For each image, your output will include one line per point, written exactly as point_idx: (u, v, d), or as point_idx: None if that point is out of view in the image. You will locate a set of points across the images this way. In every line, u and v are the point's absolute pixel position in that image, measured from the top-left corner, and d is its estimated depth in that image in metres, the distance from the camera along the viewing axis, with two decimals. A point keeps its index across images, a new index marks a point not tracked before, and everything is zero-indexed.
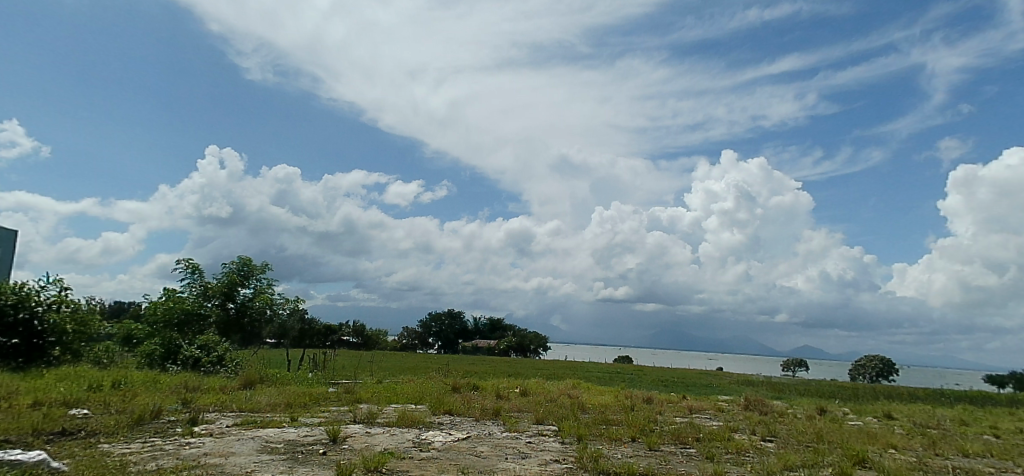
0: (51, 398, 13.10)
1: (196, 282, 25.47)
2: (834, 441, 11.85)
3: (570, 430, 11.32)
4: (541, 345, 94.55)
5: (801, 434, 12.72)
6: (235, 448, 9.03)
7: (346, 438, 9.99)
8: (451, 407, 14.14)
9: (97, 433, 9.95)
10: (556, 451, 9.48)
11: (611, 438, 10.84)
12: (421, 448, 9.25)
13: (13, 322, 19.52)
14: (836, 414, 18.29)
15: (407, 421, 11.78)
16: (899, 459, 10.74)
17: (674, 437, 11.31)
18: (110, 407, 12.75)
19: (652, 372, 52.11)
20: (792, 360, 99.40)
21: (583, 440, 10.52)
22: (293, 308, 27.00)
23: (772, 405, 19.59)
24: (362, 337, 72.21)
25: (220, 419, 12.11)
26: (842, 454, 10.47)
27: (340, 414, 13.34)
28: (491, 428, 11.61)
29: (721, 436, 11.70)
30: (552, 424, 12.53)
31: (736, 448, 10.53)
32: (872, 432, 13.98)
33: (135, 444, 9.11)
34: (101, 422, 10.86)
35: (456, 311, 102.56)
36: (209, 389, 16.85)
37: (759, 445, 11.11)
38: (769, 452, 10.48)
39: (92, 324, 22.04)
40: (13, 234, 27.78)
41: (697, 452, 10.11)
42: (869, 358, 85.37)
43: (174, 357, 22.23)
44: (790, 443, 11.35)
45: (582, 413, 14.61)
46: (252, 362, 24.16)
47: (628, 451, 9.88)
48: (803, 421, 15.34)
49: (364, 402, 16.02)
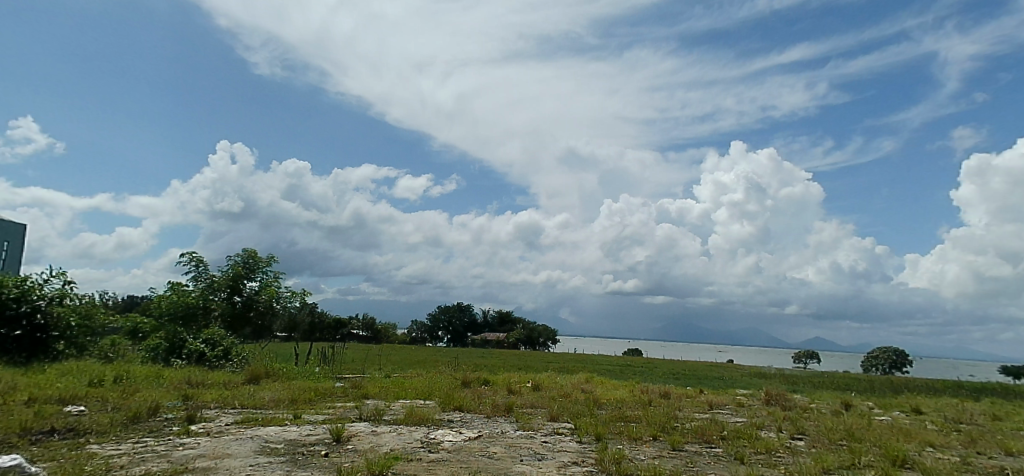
0: (47, 395, 12.61)
1: (202, 275, 25.04)
2: (866, 438, 11.22)
3: (588, 429, 10.67)
4: (551, 338, 94.26)
5: (830, 431, 12.06)
6: (232, 449, 8.46)
7: (350, 438, 9.42)
8: (461, 403, 13.54)
9: (87, 433, 9.41)
10: (574, 452, 8.83)
11: (632, 437, 10.20)
12: (431, 450, 8.65)
13: (17, 315, 19.12)
14: (861, 408, 17.59)
15: (414, 418, 11.19)
16: (942, 458, 10.03)
17: (697, 436, 10.68)
18: (108, 404, 12.27)
19: (662, 365, 51.45)
20: (803, 352, 98.24)
21: (602, 440, 9.88)
22: (301, 301, 26.50)
23: (795, 400, 18.81)
24: (373, 330, 72.08)
25: (220, 417, 11.53)
26: (881, 454, 9.73)
27: (345, 412, 12.72)
28: (504, 426, 11.00)
29: (748, 434, 11.04)
30: (567, 422, 11.88)
31: (766, 448, 9.87)
32: (903, 428, 13.30)
33: (126, 445, 8.57)
34: (94, 419, 10.35)
35: (465, 305, 101.90)
36: (212, 384, 16.35)
37: (789, 444, 10.46)
38: (802, 452, 9.80)
39: (97, 318, 21.62)
40: (24, 227, 27.57)
41: (725, 453, 9.44)
42: (882, 350, 84.29)
43: (179, 351, 21.79)
44: (823, 442, 10.67)
45: (597, 409, 14.01)
46: (259, 356, 23.70)
47: (651, 451, 9.23)
48: (829, 417, 14.65)
49: (372, 397, 15.44)
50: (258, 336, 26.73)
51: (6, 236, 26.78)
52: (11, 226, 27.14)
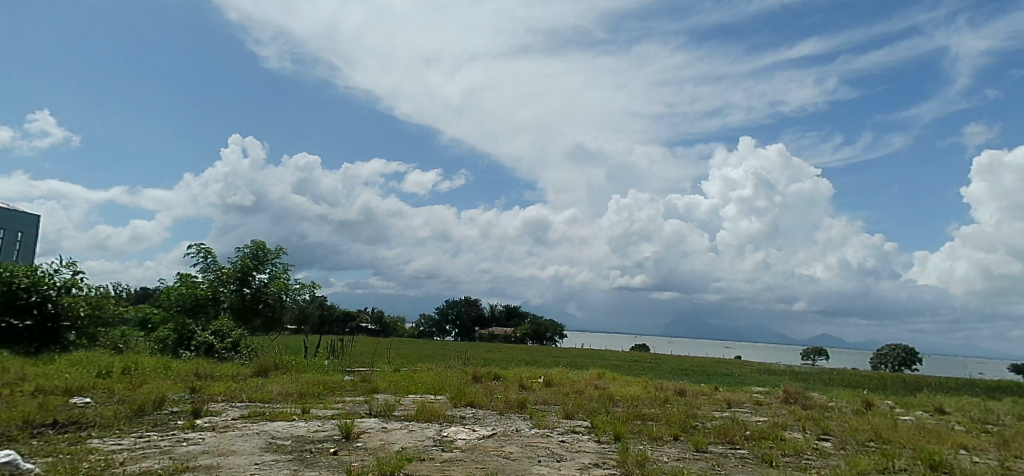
0: (52, 386, 12.30)
1: (211, 266, 24.76)
2: (898, 440, 10.77)
3: (606, 427, 10.26)
4: (558, 333, 93.84)
5: (856, 431, 11.60)
6: (236, 445, 8.10)
7: (360, 434, 9.07)
8: (473, 399, 13.17)
9: (90, 427, 9.07)
10: (594, 452, 8.42)
11: (652, 437, 9.77)
12: (444, 448, 8.29)
13: (26, 305, 18.94)
14: (884, 408, 17.06)
15: (426, 415, 10.82)
16: (979, 462, 9.56)
17: (719, 436, 10.27)
18: (114, 395, 11.99)
19: (670, 361, 51.01)
20: (811, 349, 97.63)
21: (622, 439, 9.46)
22: (310, 293, 26.20)
23: (814, 398, 18.32)
24: (381, 324, 71.88)
25: (227, 411, 11.17)
26: (915, 457, 9.26)
27: (355, 407, 12.36)
28: (518, 423, 10.64)
29: (772, 434, 10.61)
30: (583, 420, 11.47)
31: (794, 449, 9.44)
32: (931, 429, 12.83)
33: (128, 440, 8.23)
34: (98, 412, 10.03)
35: (472, 299, 101.65)
36: (221, 377, 16.05)
37: (817, 446, 10.01)
38: (832, 455, 9.36)
39: (107, 308, 21.35)
40: (36, 219, 27.36)
41: (752, 455, 9.02)
42: (891, 347, 83.47)
43: (187, 343, 21.54)
44: (851, 444, 10.24)
45: (613, 407, 13.57)
46: (267, 349, 23.46)
47: (674, 453, 8.82)
48: (853, 417, 14.16)
49: (381, 392, 15.12)
50: (269, 327, 26.47)
51: (18, 226, 26.60)
52: (23, 217, 26.94)
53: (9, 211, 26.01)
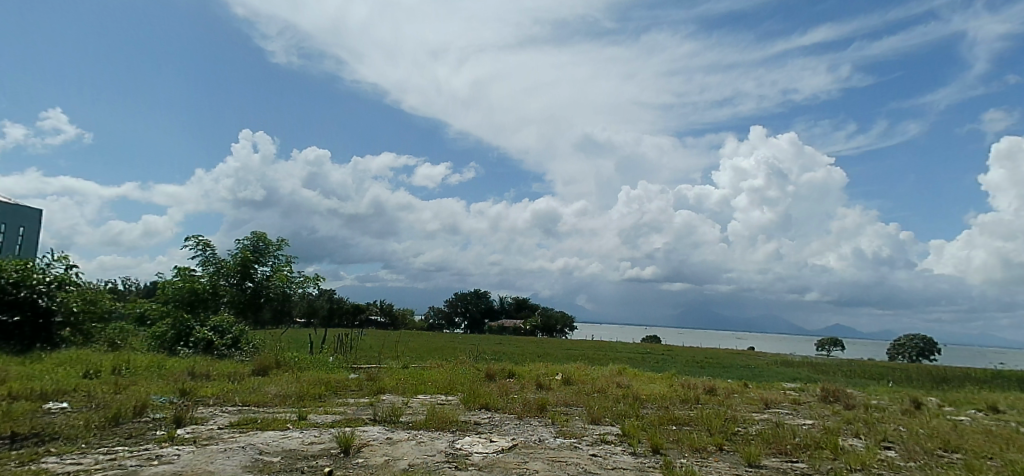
0: (28, 389, 11.26)
1: (208, 259, 23.67)
2: (971, 448, 9.50)
3: (639, 436, 9.06)
4: (569, 325, 92.59)
5: (920, 438, 10.32)
6: (215, 464, 6.94)
7: (361, 448, 7.90)
8: (487, 400, 11.99)
9: (52, 441, 7.97)
10: (632, 470, 7.20)
11: (694, 448, 8.60)
12: (457, 466, 7.10)
13: (16, 300, 17.96)
14: (932, 406, 15.75)
15: (437, 421, 9.63)
16: None
17: (769, 445, 9.04)
18: (94, 400, 10.96)
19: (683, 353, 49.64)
20: (824, 340, 96.08)
21: (661, 452, 8.22)
22: (314, 286, 25.10)
23: (855, 395, 16.93)
24: (390, 316, 71.12)
25: (216, 417, 10.06)
26: (1005, 471, 7.94)
27: (357, 411, 11.19)
28: (541, 432, 9.45)
29: (830, 443, 9.33)
30: (612, 426, 10.26)
31: (860, 462, 8.16)
32: (995, 432, 11.54)
33: (90, 458, 7.08)
34: (69, 421, 8.97)
35: (482, 292, 100.46)
36: (217, 377, 14.95)
37: (882, 457, 8.76)
38: (906, 470, 8.06)
39: (103, 303, 20.35)
40: (39, 212, 26.45)
41: (814, 470, 7.78)
42: (908, 337, 81.46)
43: (185, 339, 20.55)
44: (921, 454, 8.97)
45: (643, 409, 12.34)
46: (271, 345, 22.51)
47: (723, 468, 7.58)
48: (906, 418, 12.84)
49: (388, 392, 13.97)
50: (277, 321, 25.56)
51: (20, 220, 25.69)
52: (26, 210, 26.04)
53: (11, 205, 25.07)
